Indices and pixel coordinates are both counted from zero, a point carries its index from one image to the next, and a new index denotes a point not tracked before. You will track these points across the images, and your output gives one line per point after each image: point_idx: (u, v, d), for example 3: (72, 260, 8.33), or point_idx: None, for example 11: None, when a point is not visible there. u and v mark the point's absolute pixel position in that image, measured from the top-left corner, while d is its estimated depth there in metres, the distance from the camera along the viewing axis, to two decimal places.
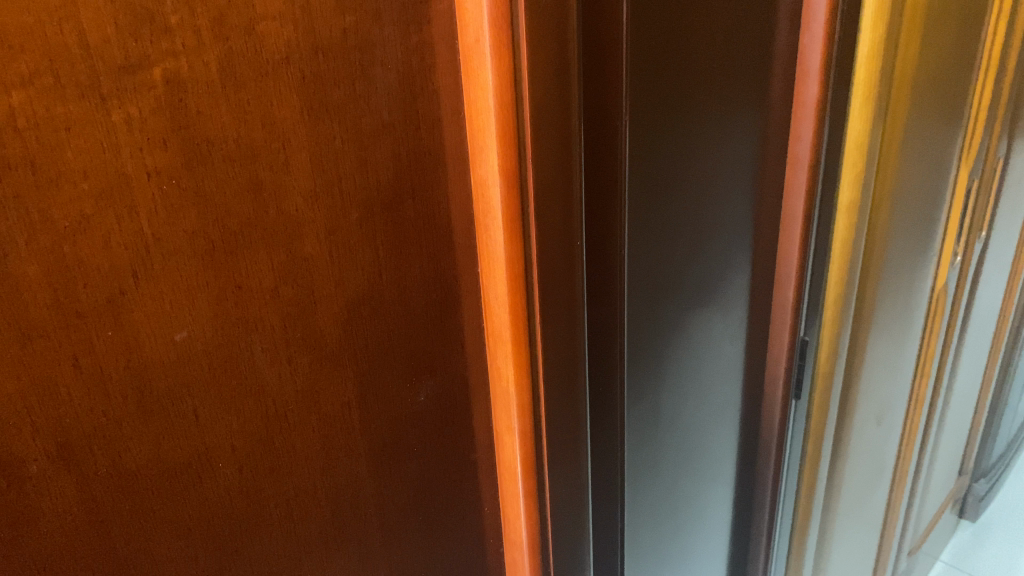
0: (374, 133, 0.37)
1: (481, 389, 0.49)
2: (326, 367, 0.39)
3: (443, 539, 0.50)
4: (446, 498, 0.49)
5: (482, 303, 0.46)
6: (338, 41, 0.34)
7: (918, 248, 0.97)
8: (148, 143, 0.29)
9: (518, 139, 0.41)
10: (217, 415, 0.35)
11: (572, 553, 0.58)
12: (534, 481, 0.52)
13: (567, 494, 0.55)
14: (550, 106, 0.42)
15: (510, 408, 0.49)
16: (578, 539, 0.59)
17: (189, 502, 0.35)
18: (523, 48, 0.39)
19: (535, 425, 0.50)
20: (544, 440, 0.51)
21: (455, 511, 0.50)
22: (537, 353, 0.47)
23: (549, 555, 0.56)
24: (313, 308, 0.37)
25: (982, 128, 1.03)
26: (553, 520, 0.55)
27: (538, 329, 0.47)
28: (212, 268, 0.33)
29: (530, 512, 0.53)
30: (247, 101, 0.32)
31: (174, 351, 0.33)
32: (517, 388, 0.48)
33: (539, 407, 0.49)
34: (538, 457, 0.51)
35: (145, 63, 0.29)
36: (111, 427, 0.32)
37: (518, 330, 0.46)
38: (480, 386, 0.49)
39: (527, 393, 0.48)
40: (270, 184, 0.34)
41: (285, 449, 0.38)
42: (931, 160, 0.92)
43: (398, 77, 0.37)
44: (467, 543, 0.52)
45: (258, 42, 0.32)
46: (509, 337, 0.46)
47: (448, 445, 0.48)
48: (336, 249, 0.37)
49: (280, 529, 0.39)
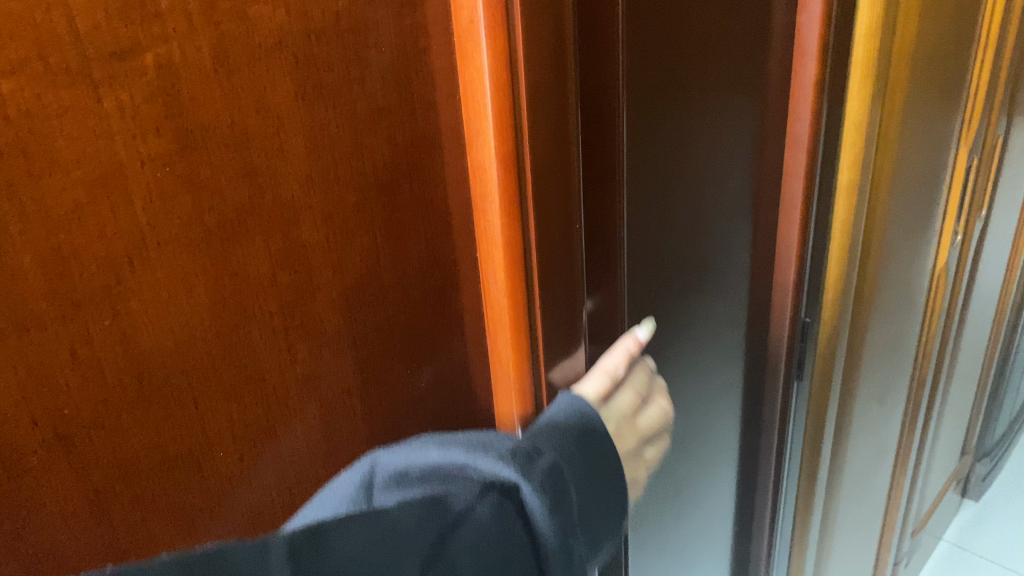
0: (369, 116, 0.37)
1: (481, 375, 0.49)
2: (326, 354, 0.39)
3: None
4: None
5: (480, 288, 0.46)
6: (331, 25, 0.34)
7: (915, 230, 0.97)
8: (142, 130, 0.29)
9: (515, 122, 0.40)
10: (216, 404, 0.35)
11: None
12: None
13: None
14: (546, 88, 0.41)
15: (510, 392, 0.48)
16: None
17: (191, 492, 0.35)
18: (517, 28, 0.38)
19: (535, 411, 0.49)
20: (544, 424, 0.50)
21: None
22: (536, 337, 0.47)
23: None
24: (311, 295, 0.37)
25: (979, 109, 1.02)
26: None
27: (536, 314, 0.46)
28: (209, 256, 0.33)
29: None
30: (241, 86, 0.32)
31: (172, 339, 0.33)
32: (516, 375, 0.47)
33: (539, 389, 0.49)
34: None
35: (137, 50, 0.28)
36: (110, 417, 0.32)
37: (516, 317, 0.46)
38: (480, 371, 0.48)
39: (526, 377, 0.48)
40: (266, 170, 0.33)
41: (286, 436, 0.38)
42: (931, 139, 0.91)
43: (392, 62, 0.37)
44: None
45: (250, 27, 0.31)
46: (507, 322, 0.46)
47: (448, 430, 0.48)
48: (332, 235, 0.37)
49: (283, 516, 0.39)
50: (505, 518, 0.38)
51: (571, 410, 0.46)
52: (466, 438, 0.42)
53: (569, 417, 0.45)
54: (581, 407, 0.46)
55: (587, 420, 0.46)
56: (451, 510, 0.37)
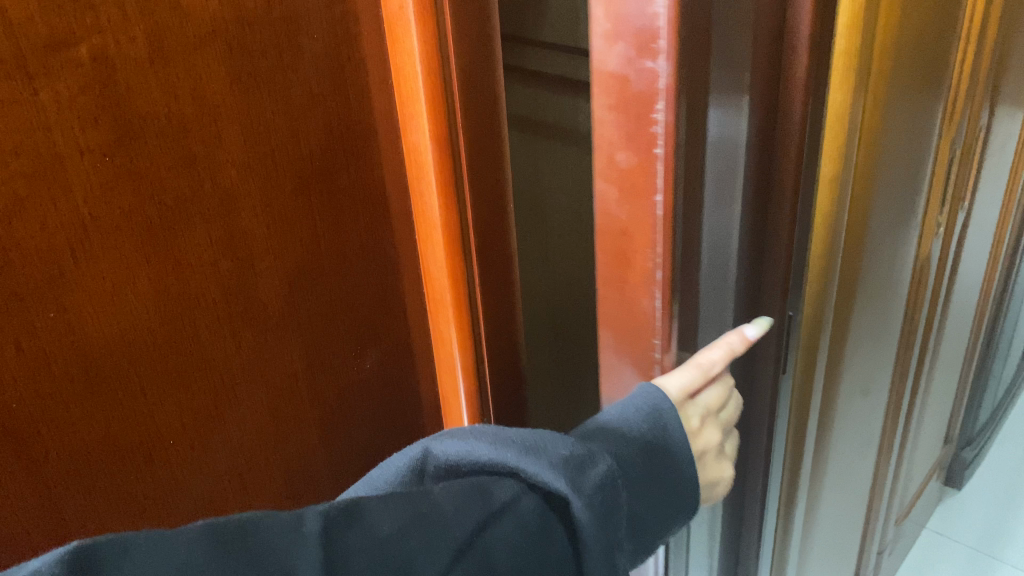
0: (305, 103, 0.37)
1: (425, 355, 0.49)
2: (272, 340, 0.39)
3: None
4: None
5: (421, 269, 0.47)
6: (262, 13, 0.34)
7: (902, 221, 0.95)
8: (80, 121, 0.30)
9: (447, 106, 0.41)
10: (165, 393, 0.35)
11: None
12: None
13: None
14: (479, 70, 0.42)
15: (455, 372, 0.49)
16: None
17: (143, 481, 0.36)
18: (444, 12, 0.39)
19: (480, 390, 0.50)
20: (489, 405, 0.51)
21: None
22: (478, 320, 0.48)
23: None
24: (253, 281, 0.38)
25: (967, 99, 1.00)
26: None
27: (477, 298, 0.47)
28: (151, 244, 0.33)
29: None
30: (176, 75, 0.32)
31: (118, 329, 0.33)
32: (459, 355, 0.48)
33: (482, 371, 0.49)
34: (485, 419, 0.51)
35: (71, 40, 0.29)
36: (59, 409, 0.32)
37: (457, 298, 0.46)
38: (424, 351, 0.49)
39: (470, 357, 0.48)
40: (204, 158, 0.34)
41: (235, 422, 0.39)
42: (915, 136, 0.89)
43: (326, 48, 0.38)
44: None
45: (184, 16, 0.32)
46: (448, 302, 0.47)
47: (394, 409, 0.49)
48: (272, 222, 0.38)
49: (237, 502, 0.40)
50: (541, 519, 0.36)
51: (645, 405, 0.43)
52: (522, 431, 0.39)
53: (641, 416, 0.43)
54: (657, 401, 0.43)
55: (660, 420, 0.43)
56: (495, 498, 0.36)
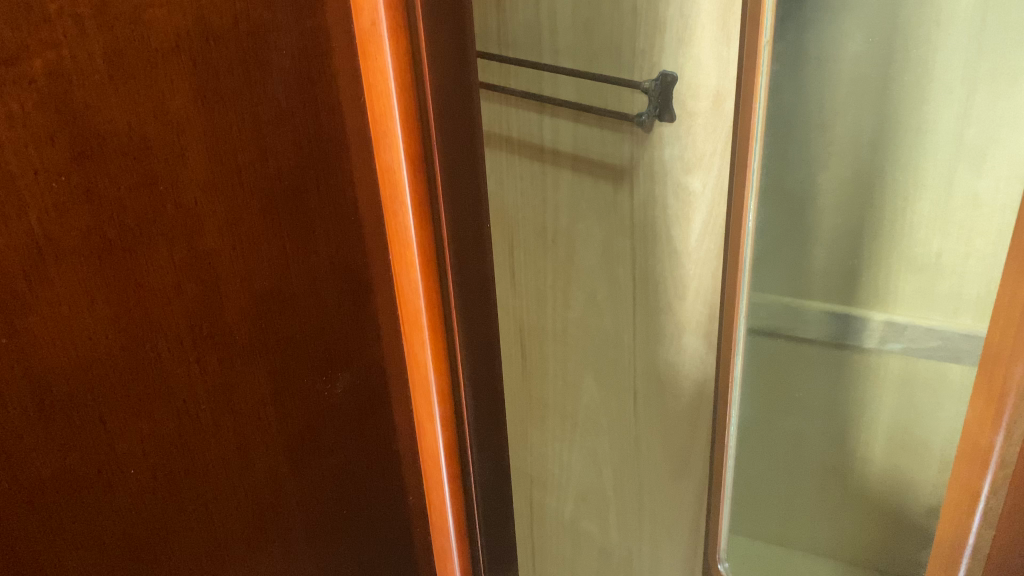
0: (274, 121, 0.36)
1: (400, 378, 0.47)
2: (236, 364, 0.38)
3: (367, 532, 0.49)
4: (367, 493, 0.48)
5: None
6: (229, 27, 0.33)
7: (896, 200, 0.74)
8: (34, 139, 0.28)
9: (419, 119, 0.43)
10: (124, 422, 0.34)
11: (500, 529, 0.59)
12: (458, 461, 0.53)
13: (490, 472, 0.56)
14: (451, 88, 0.43)
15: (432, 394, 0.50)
16: (503, 516, 0.59)
17: (99, 510, 0.34)
18: (419, 31, 0.41)
19: (454, 407, 0.52)
20: (465, 425, 0.53)
21: (374, 501, 0.48)
22: (454, 335, 0.49)
23: (474, 531, 0.56)
24: (219, 304, 0.36)
25: None
26: (478, 495, 0.55)
27: (454, 312, 0.49)
28: (111, 268, 0.32)
29: (457, 496, 0.54)
30: (138, 91, 0.31)
31: (73, 354, 0.32)
32: (435, 373, 0.49)
33: (459, 390, 0.51)
34: (460, 438, 0.53)
35: (24, 55, 0.28)
36: (9, 437, 0.31)
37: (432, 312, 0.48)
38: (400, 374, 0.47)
39: (444, 373, 0.50)
40: (166, 177, 0.33)
41: (199, 450, 0.37)
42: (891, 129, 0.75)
43: (294, 62, 0.36)
44: (394, 539, 0.50)
45: (146, 31, 0.30)
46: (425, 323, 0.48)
47: (360, 435, 0.46)
48: (238, 243, 0.36)
49: (198, 532, 0.39)
50: None
51: None
52: None
53: None
54: None
55: None
56: None
